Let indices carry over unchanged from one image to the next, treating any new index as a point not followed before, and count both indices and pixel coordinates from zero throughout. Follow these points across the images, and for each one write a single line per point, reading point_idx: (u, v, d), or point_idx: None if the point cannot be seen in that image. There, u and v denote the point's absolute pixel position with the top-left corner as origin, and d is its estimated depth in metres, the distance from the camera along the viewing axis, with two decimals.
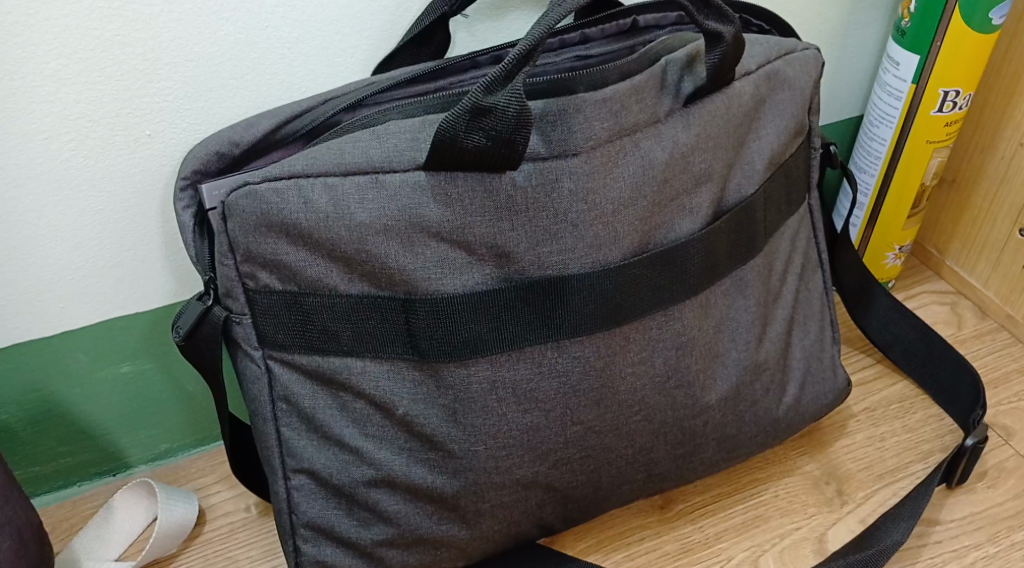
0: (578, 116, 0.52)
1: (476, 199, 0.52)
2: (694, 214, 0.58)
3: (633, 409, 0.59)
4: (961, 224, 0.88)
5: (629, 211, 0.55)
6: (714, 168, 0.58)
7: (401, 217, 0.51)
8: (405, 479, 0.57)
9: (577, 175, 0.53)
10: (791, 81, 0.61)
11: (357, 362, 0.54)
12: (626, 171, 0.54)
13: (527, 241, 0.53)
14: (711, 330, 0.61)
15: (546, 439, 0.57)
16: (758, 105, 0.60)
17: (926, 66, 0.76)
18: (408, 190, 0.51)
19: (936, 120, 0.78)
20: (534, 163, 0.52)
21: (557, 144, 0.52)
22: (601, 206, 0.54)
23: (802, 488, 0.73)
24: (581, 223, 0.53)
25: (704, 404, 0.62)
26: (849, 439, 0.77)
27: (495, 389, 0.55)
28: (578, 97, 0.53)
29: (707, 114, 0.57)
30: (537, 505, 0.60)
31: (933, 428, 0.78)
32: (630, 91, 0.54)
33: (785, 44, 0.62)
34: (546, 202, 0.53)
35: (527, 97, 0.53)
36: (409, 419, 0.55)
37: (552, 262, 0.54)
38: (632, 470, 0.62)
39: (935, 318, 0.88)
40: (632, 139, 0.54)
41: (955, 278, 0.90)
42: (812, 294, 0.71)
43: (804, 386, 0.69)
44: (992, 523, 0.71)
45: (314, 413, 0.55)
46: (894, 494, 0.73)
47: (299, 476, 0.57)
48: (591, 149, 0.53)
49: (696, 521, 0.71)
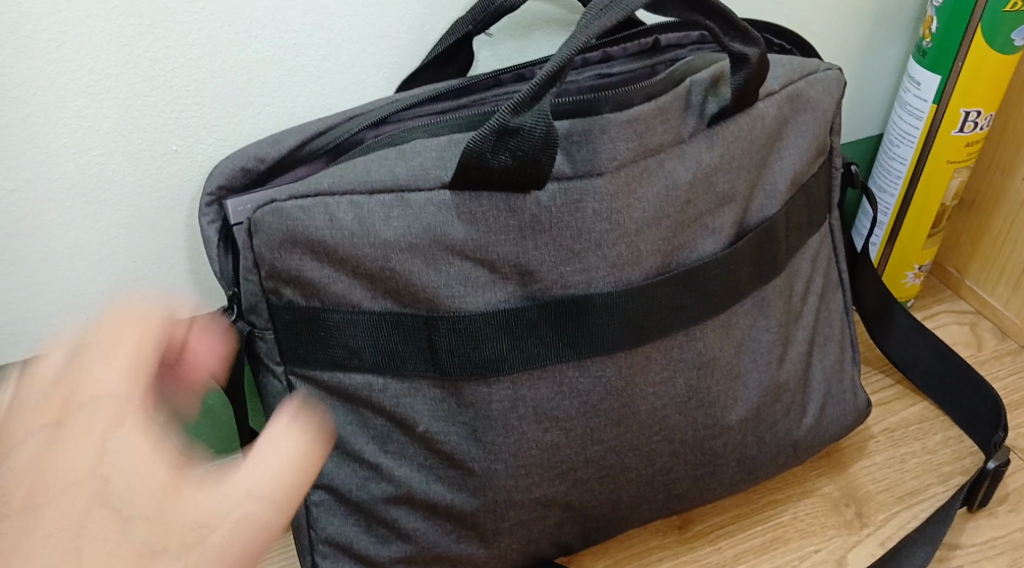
0: (603, 136, 0.52)
1: (502, 221, 0.51)
2: (717, 233, 0.57)
3: (655, 428, 0.59)
4: (982, 246, 0.91)
5: (653, 231, 0.54)
6: (736, 189, 0.57)
7: (424, 235, 0.50)
8: (424, 496, 0.57)
9: (602, 196, 0.52)
10: (813, 102, 0.61)
11: (379, 379, 0.54)
12: (650, 191, 0.53)
13: (550, 260, 0.52)
14: (733, 349, 0.61)
15: (567, 459, 0.57)
16: (781, 126, 0.59)
17: (947, 87, 0.76)
18: (434, 209, 0.50)
19: (957, 141, 0.79)
20: (560, 183, 0.52)
21: (583, 163, 0.52)
22: (626, 226, 0.53)
23: (823, 510, 0.76)
24: (605, 243, 0.53)
25: (725, 424, 0.62)
26: (869, 460, 0.81)
27: (515, 407, 0.55)
28: (604, 118, 0.52)
29: (731, 135, 0.56)
30: (556, 524, 0.60)
31: (953, 450, 0.82)
32: (654, 112, 0.53)
33: (810, 65, 0.61)
34: (570, 221, 0.52)
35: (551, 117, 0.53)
36: (430, 436, 0.55)
37: (575, 281, 0.53)
38: (652, 489, 0.62)
39: (954, 338, 0.90)
40: (657, 159, 0.53)
41: (974, 299, 0.93)
42: (832, 315, 0.72)
43: (825, 408, 0.70)
44: (1014, 549, 0.75)
45: (335, 428, 0.56)
46: (915, 516, 0.76)
47: (318, 491, 0.57)
48: (616, 168, 0.52)
49: (714, 542, 0.74)
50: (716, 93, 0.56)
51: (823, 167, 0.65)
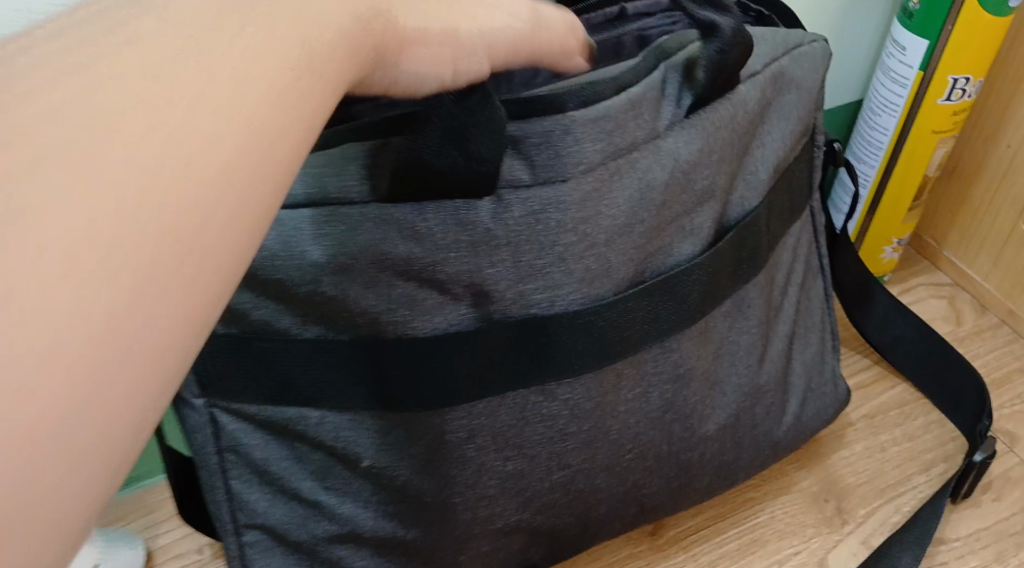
0: (567, 137, 0.44)
1: (454, 238, 0.43)
2: (695, 234, 0.51)
3: (627, 446, 0.54)
4: (962, 216, 0.86)
5: (625, 239, 0.47)
6: (716, 184, 0.51)
7: (362, 255, 0.43)
8: (371, 535, 0.51)
9: (567, 205, 0.45)
10: (799, 80, 0.55)
11: (314, 412, 0.47)
12: (623, 195, 0.46)
13: (509, 277, 0.45)
14: (710, 356, 0.55)
15: (531, 485, 0.52)
16: (764, 109, 0.53)
17: (935, 52, 0.71)
18: (370, 224, 0.42)
19: (943, 110, 0.73)
20: (517, 191, 0.44)
21: (544, 169, 0.44)
22: (594, 236, 0.46)
23: (802, 507, 0.72)
24: (571, 257, 0.46)
25: (702, 434, 0.57)
26: (848, 450, 0.76)
27: (473, 437, 0.49)
28: (566, 117, 0.44)
29: (711, 124, 0.49)
30: (521, 548, 0.55)
31: (934, 436, 0.78)
32: (626, 107, 0.45)
33: (795, 37, 0.55)
34: (531, 235, 0.45)
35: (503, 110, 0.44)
36: (376, 470, 0.49)
37: (536, 300, 0.46)
38: (624, 506, 0.57)
39: (932, 313, 0.86)
40: (629, 158, 0.46)
41: (953, 270, 0.88)
42: (813, 304, 0.66)
43: (806, 404, 0.65)
44: (1000, 540, 0.70)
45: (267, 465, 0.49)
46: (897, 510, 0.72)
47: (251, 531, 0.52)
48: (583, 173, 0.45)
49: (687, 549, 0.69)
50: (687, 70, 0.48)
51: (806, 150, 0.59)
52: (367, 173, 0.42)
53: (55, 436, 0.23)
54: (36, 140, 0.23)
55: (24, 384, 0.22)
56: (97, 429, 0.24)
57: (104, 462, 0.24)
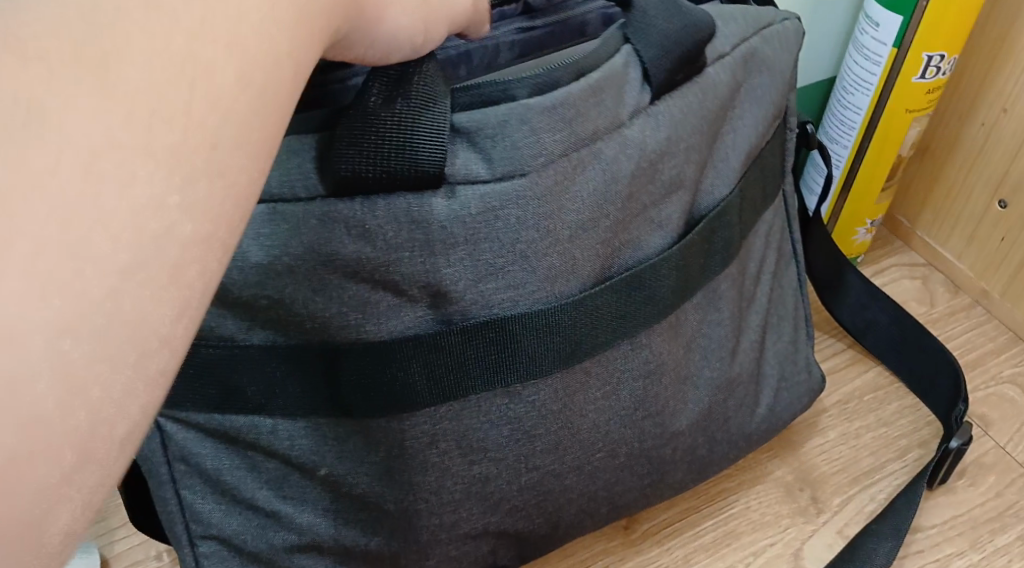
0: (523, 127, 0.42)
1: (407, 241, 0.41)
2: (664, 226, 0.49)
3: (597, 446, 0.51)
4: (935, 195, 0.84)
5: (590, 234, 0.45)
6: (685, 173, 0.49)
7: (306, 256, 0.40)
8: (333, 543, 0.49)
9: (527, 200, 0.42)
10: (770, 62, 0.53)
11: (267, 419, 0.45)
12: (586, 188, 0.44)
13: (468, 277, 0.43)
14: (681, 351, 0.53)
15: (498, 489, 0.49)
16: (734, 92, 0.51)
17: (909, 29, 0.69)
18: (315, 223, 0.40)
19: (918, 88, 0.71)
20: (474, 187, 0.41)
21: (502, 162, 0.42)
22: (556, 232, 0.44)
23: (776, 497, 0.71)
24: (532, 255, 0.44)
25: (674, 431, 0.55)
26: (822, 437, 0.75)
27: (435, 442, 0.46)
28: (522, 105, 0.42)
29: (678, 109, 0.47)
30: (489, 552, 0.53)
31: (909, 421, 0.77)
32: (586, 93, 0.43)
33: (764, 17, 0.53)
34: (490, 233, 0.42)
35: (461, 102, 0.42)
36: (334, 479, 0.47)
37: (498, 300, 0.44)
38: (595, 506, 0.55)
39: (905, 295, 0.84)
40: (593, 149, 0.44)
41: (926, 250, 0.87)
42: (786, 290, 0.64)
43: (780, 394, 0.63)
44: (975, 527, 0.69)
45: (219, 474, 0.47)
46: (872, 498, 0.71)
47: (207, 541, 0.49)
48: (543, 166, 0.42)
49: (661, 543, 0.68)
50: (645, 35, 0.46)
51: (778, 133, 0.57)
52: (316, 167, 0.40)
53: (70, 358, 0.24)
54: (52, 49, 0.24)
55: (44, 282, 0.23)
56: (110, 337, 0.25)
57: (117, 369, 0.25)
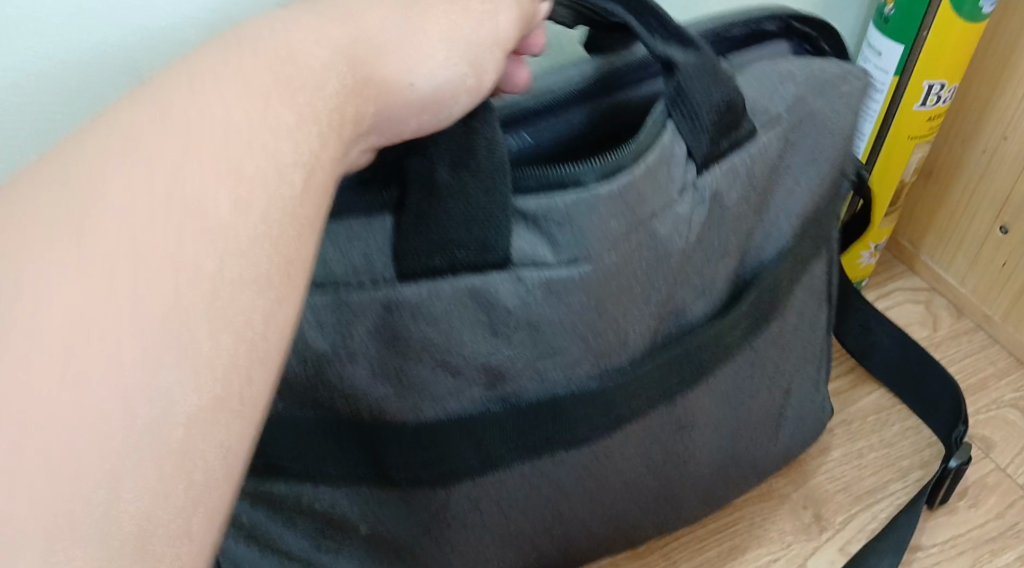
0: (588, 216, 0.43)
1: (465, 319, 0.43)
2: (705, 294, 0.51)
3: (623, 494, 0.54)
4: (938, 220, 0.86)
5: (636, 311, 0.48)
6: (727, 243, 0.51)
7: (375, 339, 0.43)
8: None
9: (585, 285, 0.45)
10: (821, 120, 0.53)
11: (312, 485, 0.46)
12: (638, 269, 0.46)
13: (525, 356, 0.46)
14: (706, 405, 0.55)
15: (528, 536, 0.52)
16: (780, 155, 0.52)
17: (910, 59, 0.70)
18: (382, 309, 0.42)
19: (919, 115, 0.73)
20: (537, 271, 0.44)
21: (563, 248, 0.44)
22: (608, 311, 0.46)
23: (780, 514, 0.74)
24: (586, 334, 0.46)
25: (695, 475, 0.57)
26: (826, 457, 0.78)
27: (479, 504, 0.49)
28: (589, 194, 0.43)
29: (725, 182, 0.49)
30: None
31: (912, 442, 0.79)
32: (645, 176, 0.44)
33: (825, 71, 0.52)
34: (549, 315, 0.45)
35: (527, 184, 0.43)
36: (376, 533, 0.48)
37: (550, 374, 0.47)
38: (617, 545, 0.57)
39: (909, 318, 0.87)
40: (648, 231, 0.46)
41: (929, 275, 0.89)
42: None
43: (794, 431, 0.65)
44: (976, 547, 0.72)
45: (255, 528, 0.47)
46: (874, 517, 0.74)
47: None
48: (604, 252, 0.44)
49: (668, 556, 0.71)
50: (684, 103, 0.46)
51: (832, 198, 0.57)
52: (389, 261, 0.41)
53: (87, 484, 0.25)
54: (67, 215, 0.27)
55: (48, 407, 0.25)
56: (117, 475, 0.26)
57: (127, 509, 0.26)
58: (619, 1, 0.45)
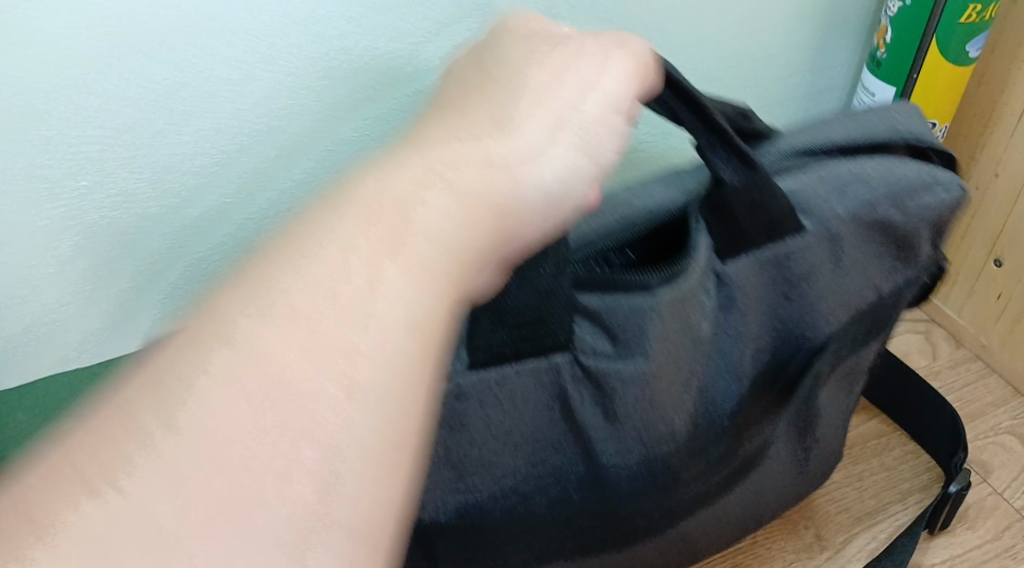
0: (643, 324, 0.46)
1: (530, 401, 0.48)
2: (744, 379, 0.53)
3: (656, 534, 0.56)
4: None
5: (687, 399, 0.51)
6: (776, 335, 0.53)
7: (450, 422, 0.48)
8: None
9: (636, 383, 0.48)
10: (904, 228, 0.52)
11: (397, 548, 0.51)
12: (686, 362, 0.50)
13: (583, 439, 0.50)
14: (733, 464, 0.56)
15: None
16: (844, 257, 0.52)
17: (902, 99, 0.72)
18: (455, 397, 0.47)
19: None
20: (593, 361, 0.48)
21: (619, 347, 0.47)
22: (660, 406, 0.49)
23: (782, 532, 0.76)
24: (638, 426, 0.50)
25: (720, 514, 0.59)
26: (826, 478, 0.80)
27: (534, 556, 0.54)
28: (645, 305, 0.46)
29: (771, 280, 0.51)
30: None
31: (911, 466, 0.81)
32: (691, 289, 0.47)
33: (921, 179, 0.51)
34: (605, 404, 0.49)
35: (588, 287, 0.47)
36: None
37: (607, 459, 0.50)
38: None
39: (907, 349, 0.89)
40: (694, 332, 0.49)
41: (930, 308, 0.91)
42: None
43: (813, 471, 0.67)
44: None
45: None
46: (873, 538, 0.76)
47: None
48: (654, 355, 0.47)
49: None
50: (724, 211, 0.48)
51: (897, 291, 0.56)
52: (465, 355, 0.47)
53: None
54: None
55: None
56: None
57: None
58: (693, 112, 0.46)
